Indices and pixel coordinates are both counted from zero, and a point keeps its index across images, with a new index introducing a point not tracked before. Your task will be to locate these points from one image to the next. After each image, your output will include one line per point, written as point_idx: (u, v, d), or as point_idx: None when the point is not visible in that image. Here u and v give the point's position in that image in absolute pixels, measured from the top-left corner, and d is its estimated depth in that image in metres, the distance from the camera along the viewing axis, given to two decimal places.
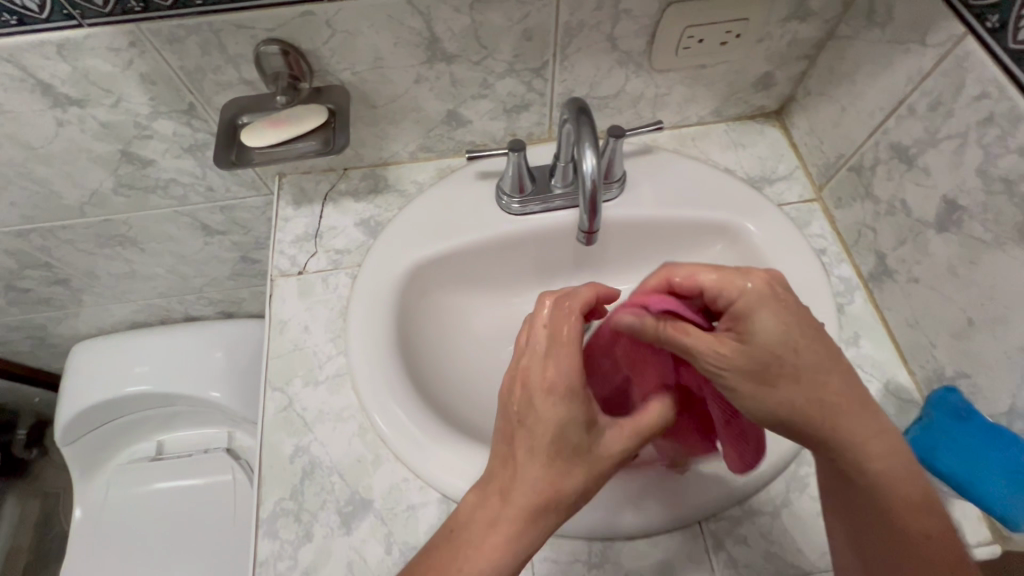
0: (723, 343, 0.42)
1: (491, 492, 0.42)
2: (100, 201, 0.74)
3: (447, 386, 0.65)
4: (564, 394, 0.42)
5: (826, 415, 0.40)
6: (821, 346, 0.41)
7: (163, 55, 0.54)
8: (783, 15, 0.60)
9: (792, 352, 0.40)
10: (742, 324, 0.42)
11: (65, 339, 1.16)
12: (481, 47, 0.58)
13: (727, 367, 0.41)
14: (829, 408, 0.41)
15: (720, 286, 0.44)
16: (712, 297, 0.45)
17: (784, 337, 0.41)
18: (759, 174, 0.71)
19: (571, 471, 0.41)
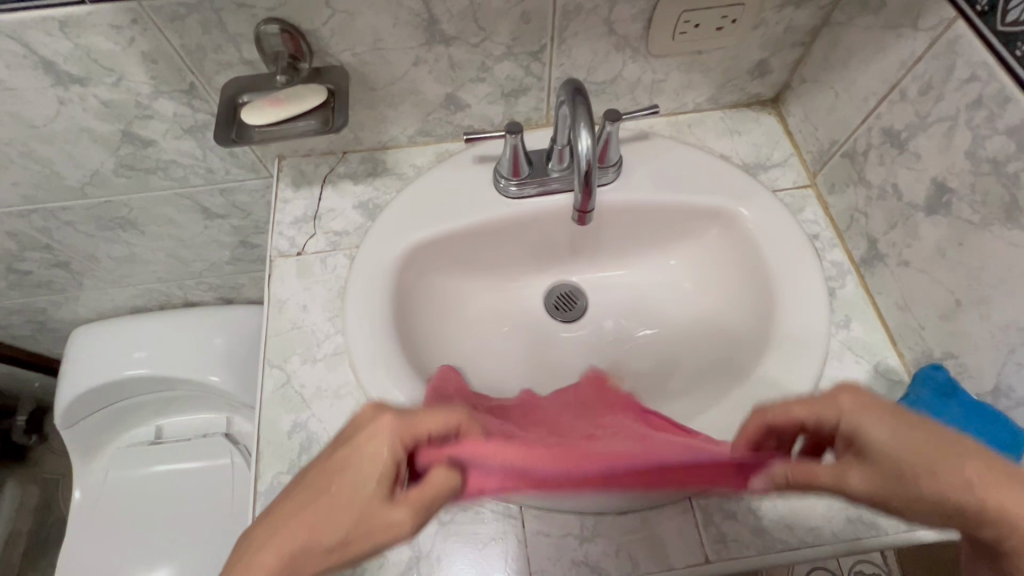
0: (850, 475, 0.38)
1: (280, 521, 0.37)
2: (101, 182, 0.75)
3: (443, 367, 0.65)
4: (383, 445, 0.38)
5: (961, 518, 0.34)
6: (950, 450, 0.35)
7: (164, 33, 0.55)
8: (779, 1, 0.61)
9: (931, 463, 0.35)
10: (861, 445, 0.38)
11: (65, 323, 1.17)
12: (479, 29, 0.59)
13: (877, 499, 0.37)
14: (933, 466, 0.35)
15: (821, 414, 0.40)
16: (814, 429, 0.41)
17: (898, 440, 0.36)
18: (754, 161, 0.72)
19: (328, 540, 0.36)
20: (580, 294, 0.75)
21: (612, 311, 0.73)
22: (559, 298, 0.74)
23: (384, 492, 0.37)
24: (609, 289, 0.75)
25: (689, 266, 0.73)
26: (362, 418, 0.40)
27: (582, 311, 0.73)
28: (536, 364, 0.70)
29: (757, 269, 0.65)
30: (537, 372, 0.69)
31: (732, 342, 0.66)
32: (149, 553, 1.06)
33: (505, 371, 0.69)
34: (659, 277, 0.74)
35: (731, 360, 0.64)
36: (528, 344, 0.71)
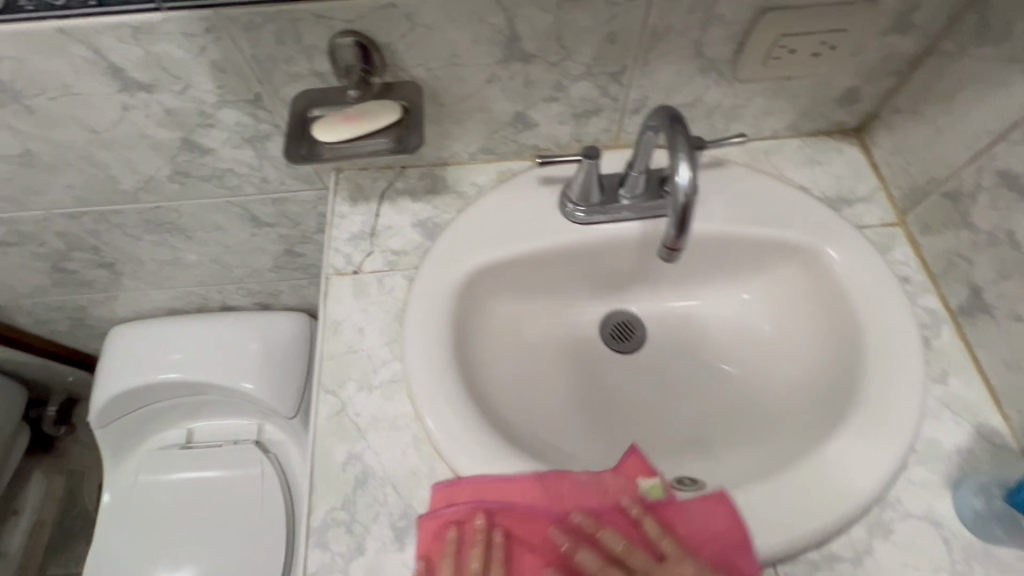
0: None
1: None
2: (155, 187, 0.73)
3: (501, 401, 0.62)
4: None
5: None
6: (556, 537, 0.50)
7: (237, 42, 0.53)
8: (883, 27, 0.56)
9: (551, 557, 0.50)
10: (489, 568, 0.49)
11: (102, 320, 1.16)
12: (561, 48, 0.56)
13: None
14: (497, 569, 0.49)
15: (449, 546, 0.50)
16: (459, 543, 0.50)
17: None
18: (837, 194, 0.68)
19: None
20: (638, 324, 0.71)
21: (676, 345, 0.70)
22: (615, 328, 0.71)
23: None
24: (672, 321, 0.71)
25: (761, 303, 0.69)
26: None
27: (641, 341, 0.71)
28: (597, 397, 0.67)
29: (840, 313, 0.61)
30: (596, 407, 0.66)
31: (809, 387, 0.62)
32: (174, 560, 1.04)
33: (564, 404, 0.66)
34: (728, 311, 0.70)
35: (810, 408, 0.61)
36: (588, 375, 0.68)
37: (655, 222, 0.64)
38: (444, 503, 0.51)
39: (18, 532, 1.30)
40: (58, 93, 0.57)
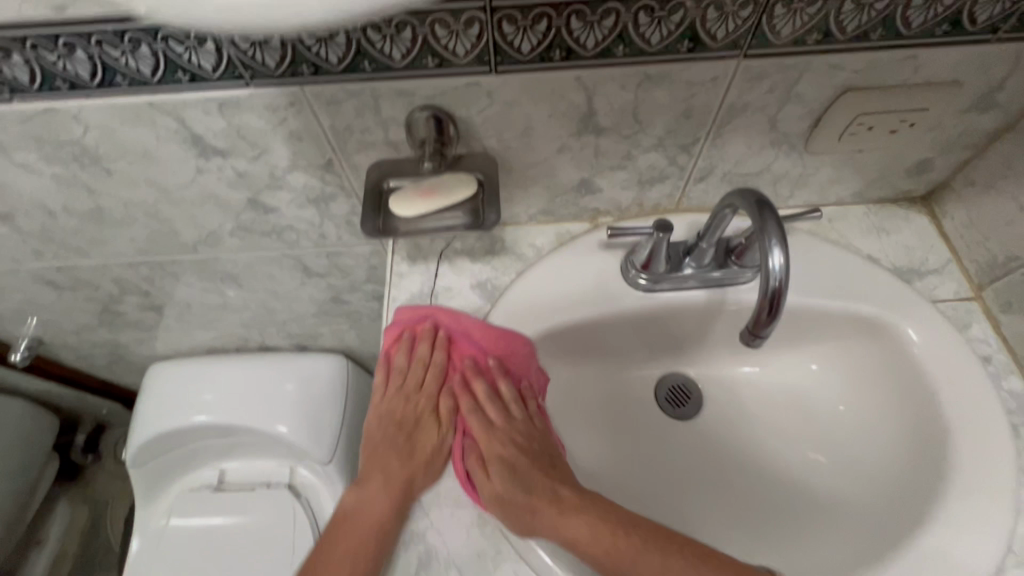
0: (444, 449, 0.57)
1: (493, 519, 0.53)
2: (215, 240, 0.74)
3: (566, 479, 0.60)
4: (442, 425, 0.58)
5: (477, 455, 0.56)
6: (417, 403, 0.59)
7: (317, 114, 0.53)
8: (965, 106, 0.55)
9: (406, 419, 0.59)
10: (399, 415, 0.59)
11: (142, 357, 1.17)
12: (635, 122, 0.55)
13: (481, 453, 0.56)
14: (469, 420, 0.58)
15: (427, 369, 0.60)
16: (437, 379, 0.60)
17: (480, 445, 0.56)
18: (906, 265, 0.66)
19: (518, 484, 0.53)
20: (694, 387, 0.70)
21: (736, 412, 0.68)
22: (671, 392, 0.70)
23: (503, 474, 0.54)
24: (732, 386, 0.70)
25: (827, 373, 0.67)
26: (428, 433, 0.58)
27: (698, 406, 0.69)
28: (658, 465, 0.65)
29: (917, 392, 0.59)
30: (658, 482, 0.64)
31: (883, 467, 0.60)
32: None
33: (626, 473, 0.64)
34: (790, 378, 0.69)
35: (887, 490, 0.59)
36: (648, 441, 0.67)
37: (721, 290, 0.63)
38: (420, 320, 0.62)
39: (41, 563, 1.27)
40: (137, 158, 0.58)
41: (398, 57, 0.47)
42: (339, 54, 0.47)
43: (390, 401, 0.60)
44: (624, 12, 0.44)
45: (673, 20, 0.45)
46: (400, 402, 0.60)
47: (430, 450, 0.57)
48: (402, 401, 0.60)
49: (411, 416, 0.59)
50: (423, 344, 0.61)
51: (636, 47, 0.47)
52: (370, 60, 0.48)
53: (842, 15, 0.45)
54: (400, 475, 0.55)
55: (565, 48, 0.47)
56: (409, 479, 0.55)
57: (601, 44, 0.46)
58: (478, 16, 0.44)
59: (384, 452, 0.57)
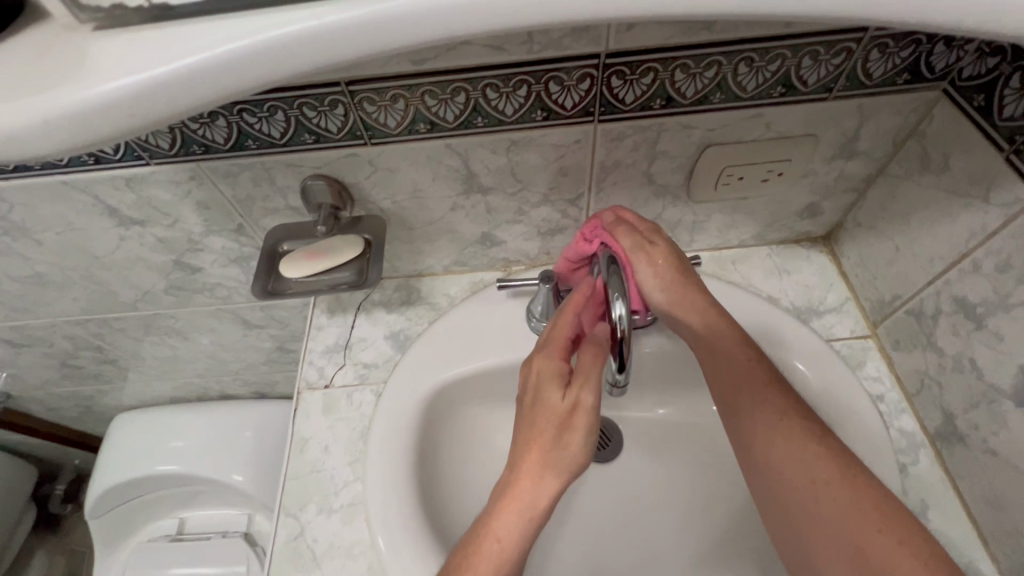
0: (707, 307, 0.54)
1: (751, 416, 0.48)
2: (151, 298, 0.78)
3: None
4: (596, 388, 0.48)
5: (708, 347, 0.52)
6: (567, 430, 0.47)
7: (218, 186, 0.58)
8: (829, 154, 0.58)
9: (571, 419, 0.47)
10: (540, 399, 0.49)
11: (109, 407, 1.21)
12: (517, 181, 0.59)
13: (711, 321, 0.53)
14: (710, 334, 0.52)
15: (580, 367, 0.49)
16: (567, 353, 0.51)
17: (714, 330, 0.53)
18: (805, 304, 0.68)
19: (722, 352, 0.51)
20: (614, 432, 0.73)
21: (653, 455, 0.71)
22: None
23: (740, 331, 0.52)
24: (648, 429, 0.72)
25: None
26: (576, 435, 0.47)
27: (618, 450, 0.72)
28: (604, 523, 0.67)
29: None
30: (597, 539, 0.66)
31: None
32: None
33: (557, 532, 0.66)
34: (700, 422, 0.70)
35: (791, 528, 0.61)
36: (570, 498, 0.69)
37: None
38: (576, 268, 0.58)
39: None
40: (62, 229, 0.63)
41: (278, 135, 0.52)
42: (223, 134, 0.51)
43: (533, 378, 0.50)
44: (472, 89, 0.48)
45: (520, 94, 0.49)
46: (548, 371, 0.50)
47: (552, 398, 0.48)
48: (539, 359, 0.51)
49: (562, 371, 0.49)
50: (575, 305, 0.52)
51: (494, 118, 0.51)
52: (253, 139, 0.52)
53: (677, 83, 0.49)
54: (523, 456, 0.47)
55: (427, 122, 0.51)
56: (545, 452, 0.47)
57: (460, 117, 0.50)
58: (339, 99, 0.48)
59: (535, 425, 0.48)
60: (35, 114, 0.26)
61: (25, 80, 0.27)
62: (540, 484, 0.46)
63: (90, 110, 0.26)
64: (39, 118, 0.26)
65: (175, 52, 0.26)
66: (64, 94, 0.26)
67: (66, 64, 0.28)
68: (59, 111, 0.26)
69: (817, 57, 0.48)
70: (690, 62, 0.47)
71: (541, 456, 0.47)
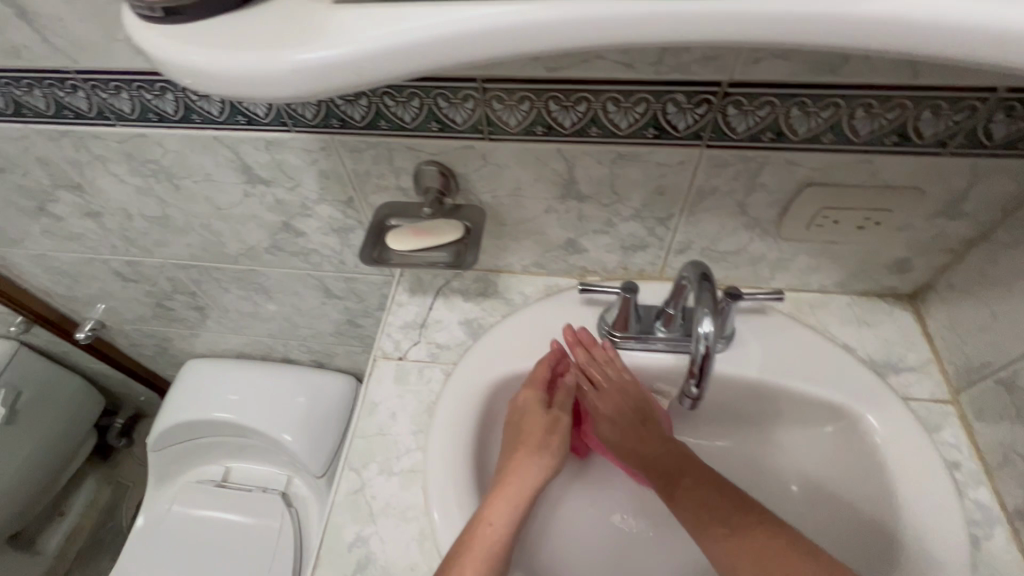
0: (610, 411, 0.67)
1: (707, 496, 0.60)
2: (253, 254, 0.85)
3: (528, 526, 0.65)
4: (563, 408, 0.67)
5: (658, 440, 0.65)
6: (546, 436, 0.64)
7: (342, 159, 0.64)
8: (932, 211, 0.58)
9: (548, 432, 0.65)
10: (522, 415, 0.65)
11: (182, 352, 1.30)
12: (613, 193, 0.62)
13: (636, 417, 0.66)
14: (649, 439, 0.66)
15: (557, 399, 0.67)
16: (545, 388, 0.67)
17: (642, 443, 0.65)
18: (883, 359, 0.66)
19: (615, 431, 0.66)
20: None
21: None
22: None
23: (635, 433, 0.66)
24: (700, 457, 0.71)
25: (794, 455, 0.67)
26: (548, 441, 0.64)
27: None
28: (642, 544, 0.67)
29: (877, 490, 0.59)
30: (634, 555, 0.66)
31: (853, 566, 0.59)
32: None
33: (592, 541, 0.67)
34: (759, 459, 0.69)
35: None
36: (612, 511, 0.69)
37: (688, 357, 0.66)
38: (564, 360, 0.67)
39: (60, 530, 1.46)
40: (199, 178, 0.70)
41: (407, 120, 0.57)
42: (362, 112, 0.57)
43: (519, 403, 0.66)
44: (594, 100, 0.52)
45: (638, 110, 0.52)
46: (534, 404, 0.65)
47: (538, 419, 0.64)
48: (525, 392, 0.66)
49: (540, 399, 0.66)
50: (550, 358, 0.67)
51: (607, 129, 0.54)
52: (386, 120, 0.58)
53: (792, 119, 0.51)
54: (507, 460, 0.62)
55: (545, 125, 0.55)
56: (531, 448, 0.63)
57: (576, 124, 0.54)
58: (472, 94, 0.53)
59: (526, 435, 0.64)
60: (284, 60, 0.30)
61: (273, 32, 0.32)
62: (526, 485, 0.60)
63: (331, 65, 0.30)
64: (290, 68, 0.30)
65: (408, 22, 0.30)
66: (313, 48, 0.30)
67: (303, 21, 0.32)
68: (312, 62, 0.30)
69: (939, 111, 0.49)
70: (808, 101, 0.49)
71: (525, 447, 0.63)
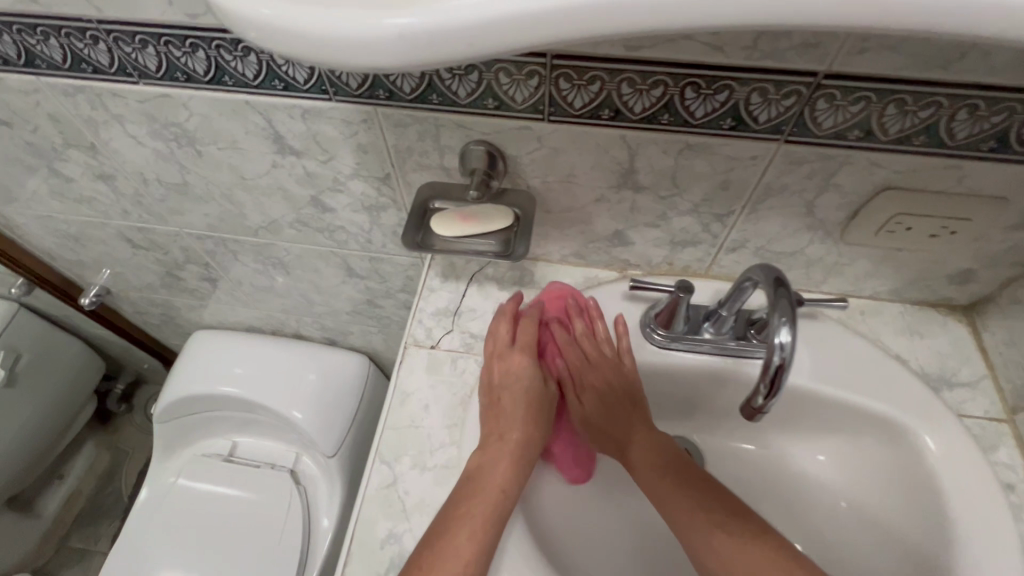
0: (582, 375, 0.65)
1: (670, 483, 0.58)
2: (275, 228, 0.81)
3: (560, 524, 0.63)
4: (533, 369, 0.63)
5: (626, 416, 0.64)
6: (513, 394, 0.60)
7: (384, 133, 0.59)
8: (1012, 222, 0.55)
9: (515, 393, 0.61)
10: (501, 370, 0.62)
11: (189, 322, 1.26)
12: (673, 186, 0.58)
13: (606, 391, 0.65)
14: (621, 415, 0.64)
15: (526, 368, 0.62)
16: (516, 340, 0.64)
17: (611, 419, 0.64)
18: (936, 372, 0.64)
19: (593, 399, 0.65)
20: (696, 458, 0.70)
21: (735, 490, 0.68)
22: None
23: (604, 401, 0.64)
24: (734, 462, 0.70)
25: (836, 466, 0.66)
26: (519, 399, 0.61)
27: None
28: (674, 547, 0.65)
29: (928, 508, 0.57)
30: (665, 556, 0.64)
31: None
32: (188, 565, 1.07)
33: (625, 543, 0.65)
34: (798, 466, 0.68)
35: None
36: (643, 512, 0.67)
37: (734, 361, 0.63)
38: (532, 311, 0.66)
39: (59, 495, 1.44)
40: (225, 145, 0.66)
41: (461, 95, 0.53)
42: (412, 84, 0.53)
43: (490, 361, 0.63)
44: (672, 85, 0.48)
45: (718, 98, 0.48)
46: (519, 369, 0.62)
47: (525, 389, 0.61)
48: (509, 350, 0.63)
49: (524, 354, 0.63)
50: (506, 313, 0.65)
51: (680, 117, 0.50)
52: (438, 94, 0.53)
53: (885, 118, 0.47)
54: (492, 434, 0.58)
55: (613, 109, 0.51)
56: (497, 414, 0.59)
57: (647, 110, 0.50)
58: (538, 70, 0.49)
59: (499, 401, 0.60)
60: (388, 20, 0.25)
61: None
62: (510, 461, 0.56)
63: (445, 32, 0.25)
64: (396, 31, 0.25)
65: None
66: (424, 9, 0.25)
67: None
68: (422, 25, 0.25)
69: None
70: (908, 99, 0.45)
71: (495, 407, 0.60)
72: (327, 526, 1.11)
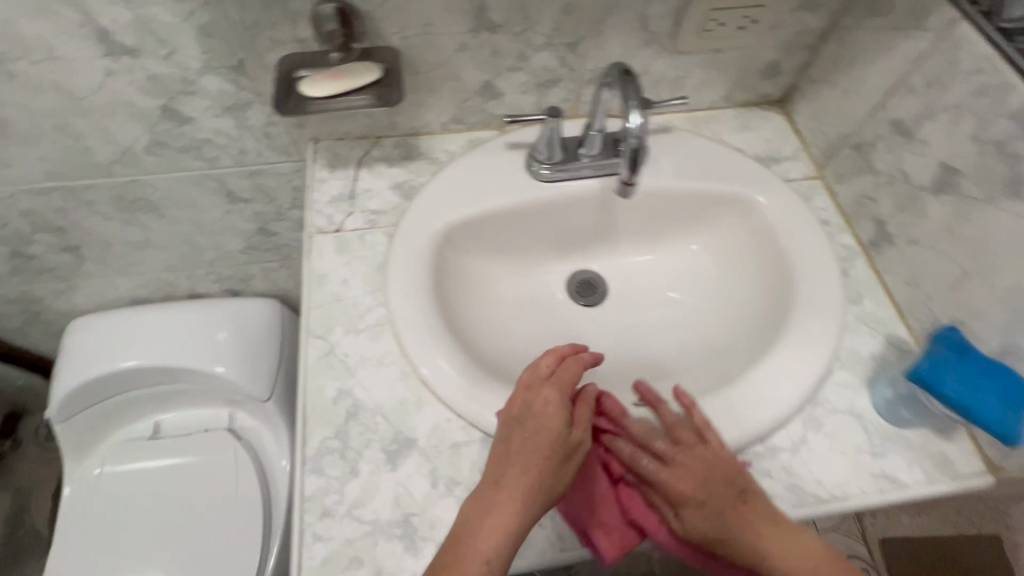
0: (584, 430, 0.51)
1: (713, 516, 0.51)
2: (131, 159, 0.75)
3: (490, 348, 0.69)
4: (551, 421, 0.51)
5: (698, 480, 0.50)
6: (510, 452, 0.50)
7: (225, 7, 0.57)
8: (794, 5, 0.67)
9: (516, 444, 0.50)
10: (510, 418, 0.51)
11: (59, 315, 1.13)
12: (524, 19, 0.63)
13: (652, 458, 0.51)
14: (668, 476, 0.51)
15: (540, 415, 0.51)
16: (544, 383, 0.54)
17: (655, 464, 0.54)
18: (766, 154, 0.77)
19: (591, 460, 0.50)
20: (600, 282, 0.78)
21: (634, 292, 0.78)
22: (581, 285, 0.78)
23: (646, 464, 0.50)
24: (629, 273, 0.79)
25: (706, 250, 0.78)
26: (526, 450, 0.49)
27: (604, 295, 0.77)
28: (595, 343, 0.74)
29: (772, 251, 0.70)
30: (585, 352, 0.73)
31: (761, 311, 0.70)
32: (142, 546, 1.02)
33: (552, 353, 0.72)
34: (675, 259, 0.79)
35: (750, 353, 0.67)
36: (562, 325, 0.75)
37: (610, 177, 0.72)
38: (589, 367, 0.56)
39: None
40: (42, 56, 0.59)
41: None
42: None
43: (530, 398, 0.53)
44: None
45: None
46: (547, 414, 0.51)
47: (553, 441, 0.49)
48: (540, 385, 0.53)
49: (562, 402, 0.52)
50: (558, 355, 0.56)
51: None
52: None
53: None
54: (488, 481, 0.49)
55: None
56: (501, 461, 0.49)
57: None
58: None
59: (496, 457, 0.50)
60: None
61: None
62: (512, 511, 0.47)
63: None
64: None
65: None
66: None
67: None
68: None
69: None
70: None
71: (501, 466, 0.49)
72: (284, 465, 1.11)
